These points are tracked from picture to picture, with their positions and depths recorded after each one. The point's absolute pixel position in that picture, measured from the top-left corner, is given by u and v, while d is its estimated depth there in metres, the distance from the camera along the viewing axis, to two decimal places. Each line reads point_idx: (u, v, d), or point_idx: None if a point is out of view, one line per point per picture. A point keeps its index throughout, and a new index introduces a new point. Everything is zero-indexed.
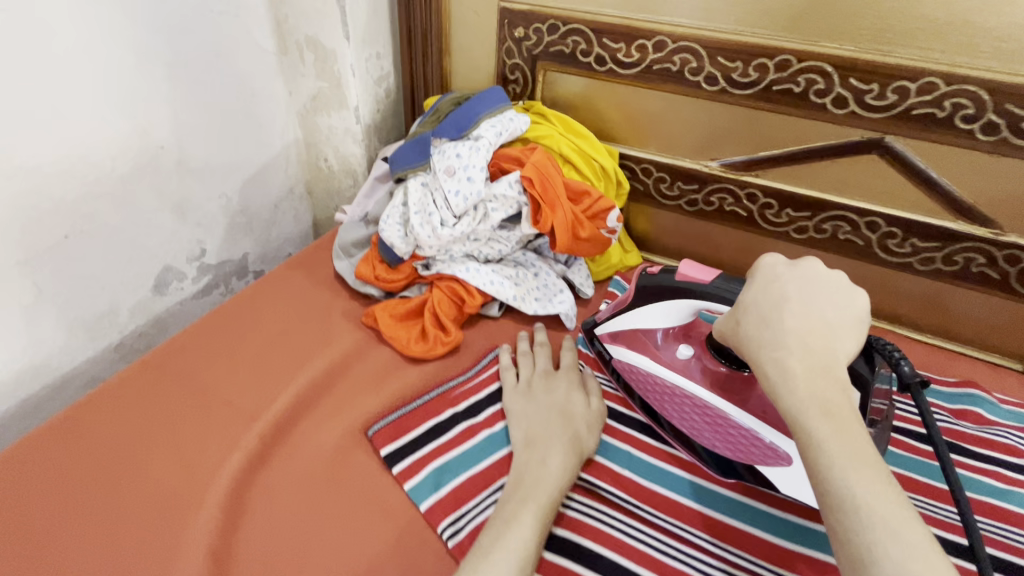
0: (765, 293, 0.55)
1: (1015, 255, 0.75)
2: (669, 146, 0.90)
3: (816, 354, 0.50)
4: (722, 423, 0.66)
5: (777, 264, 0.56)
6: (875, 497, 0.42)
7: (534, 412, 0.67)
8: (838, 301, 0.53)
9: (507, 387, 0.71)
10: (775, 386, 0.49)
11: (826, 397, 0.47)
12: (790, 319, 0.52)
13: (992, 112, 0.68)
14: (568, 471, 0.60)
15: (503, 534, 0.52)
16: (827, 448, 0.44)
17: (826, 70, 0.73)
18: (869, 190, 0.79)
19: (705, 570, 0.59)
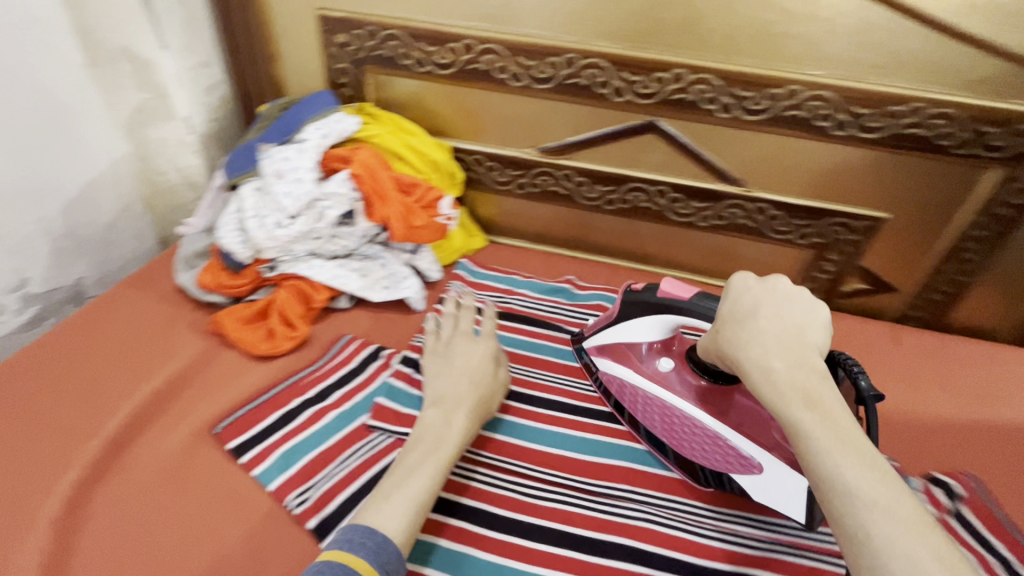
0: (738, 305, 0.57)
1: (762, 208, 0.93)
2: (494, 137, 1.01)
3: (797, 364, 0.51)
4: (693, 432, 0.70)
5: (746, 277, 0.58)
6: (883, 501, 0.43)
7: (469, 364, 0.71)
8: (808, 307, 0.56)
9: (427, 349, 0.76)
10: (765, 399, 0.51)
11: (805, 388, 0.49)
12: (767, 329, 0.54)
13: (725, 95, 0.84)
14: (469, 428, 0.65)
15: (402, 484, 0.56)
16: (828, 457, 0.45)
17: (602, 66, 0.87)
18: (653, 163, 0.95)
19: (528, 492, 0.70)
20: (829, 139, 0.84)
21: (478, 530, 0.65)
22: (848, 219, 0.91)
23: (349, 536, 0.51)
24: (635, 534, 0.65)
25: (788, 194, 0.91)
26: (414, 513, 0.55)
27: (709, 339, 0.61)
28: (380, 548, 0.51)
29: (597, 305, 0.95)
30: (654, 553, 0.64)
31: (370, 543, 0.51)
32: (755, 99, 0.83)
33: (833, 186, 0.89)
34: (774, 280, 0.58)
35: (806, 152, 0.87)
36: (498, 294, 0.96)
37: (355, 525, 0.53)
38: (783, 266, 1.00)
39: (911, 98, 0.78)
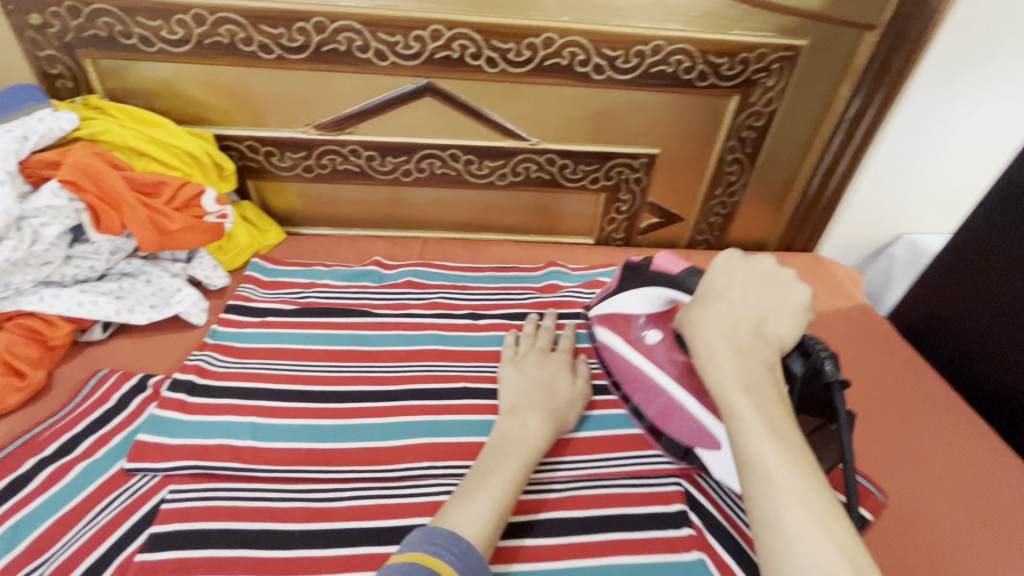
0: (712, 287, 0.56)
1: (552, 158, 0.95)
2: (264, 118, 0.91)
3: (743, 350, 0.51)
4: (677, 413, 0.65)
5: (732, 256, 0.56)
6: (798, 488, 0.42)
7: (543, 378, 0.70)
8: (779, 291, 0.54)
9: (505, 357, 0.74)
10: (709, 379, 0.51)
11: (748, 376, 0.49)
12: (725, 313, 0.53)
13: (487, 49, 0.83)
14: (547, 434, 0.63)
15: (484, 483, 0.54)
16: (751, 434, 0.45)
17: (356, 28, 0.81)
18: (438, 128, 0.92)
19: (328, 497, 0.60)
20: (593, 84, 0.87)
21: (263, 553, 0.54)
22: (628, 159, 0.96)
23: (434, 538, 0.47)
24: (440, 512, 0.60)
25: (571, 142, 0.94)
26: (497, 517, 0.52)
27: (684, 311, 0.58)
28: (466, 556, 0.46)
29: (406, 282, 0.90)
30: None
31: (456, 550, 0.47)
32: (516, 50, 0.83)
33: (609, 129, 0.93)
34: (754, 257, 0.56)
35: (576, 99, 0.89)
36: (297, 290, 0.88)
37: (438, 528, 0.48)
38: (586, 213, 1.04)
39: (650, 37, 0.82)
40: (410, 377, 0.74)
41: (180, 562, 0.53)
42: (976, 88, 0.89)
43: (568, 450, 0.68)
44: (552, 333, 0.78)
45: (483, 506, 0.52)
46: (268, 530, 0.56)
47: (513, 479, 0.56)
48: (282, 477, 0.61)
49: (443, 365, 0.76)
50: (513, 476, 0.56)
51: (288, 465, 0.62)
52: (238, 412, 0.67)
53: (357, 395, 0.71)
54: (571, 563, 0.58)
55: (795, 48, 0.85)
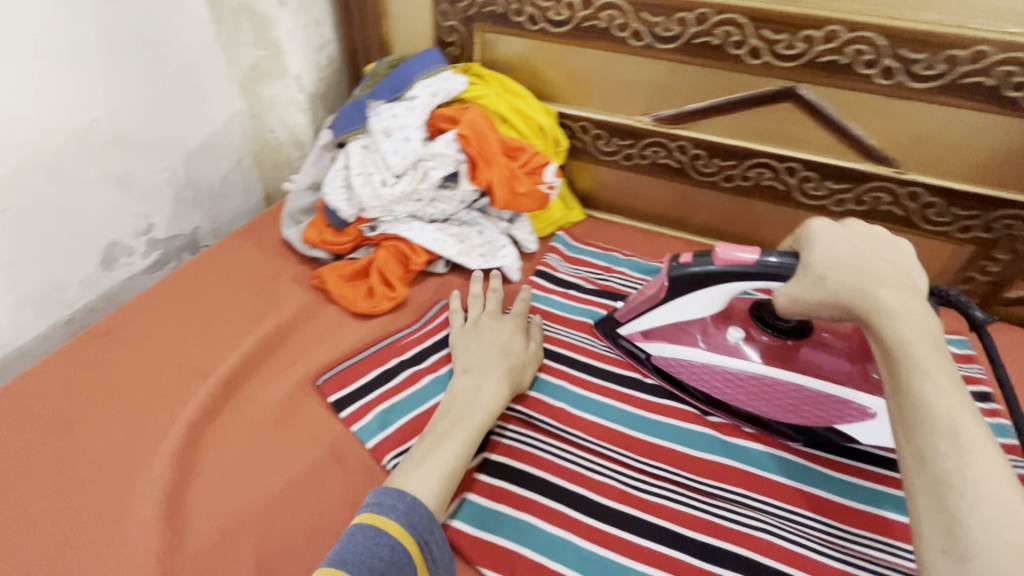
0: (834, 252, 0.56)
1: (916, 193, 0.80)
2: (605, 103, 0.94)
3: (907, 306, 0.50)
4: (784, 395, 0.66)
5: (829, 224, 0.59)
6: (979, 447, 0.41)
7: (503, 341, 0.71)
8: (907, 264, 0.56)
9: (456, 329, 0.74)
10: (880, 334, 0.50)
11: (926, 330, 0.48)
12: (865, 273, 0.53)
13: (889, 57, 0.72)
14: (501, 395, 0.64)
15: (434, 449, 0.57)
16: (933, 389, 0.44)
17: (740, 22, 0.77)
18: (784, 136, 0.84)
19: (628, 482, 0.63)
20: (1018, 114, 0.71)
21: (574, 513, 0.60)
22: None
23: (381, 498, 0.52)
24: (753, 546, 0.57)
25: (949, 178, 0.78)
26: (447, 478, 0.55)
27: (800, 284, 0.58)
28: (411, 511, 0.51)
29: None
30: (778, 572, 0.56)
31: (399, 507, 0.51)
32: (927, 62, 0.71)
33: (1014, 171, 0.75)
34: (871, 227, 0.60)
35: (982, 128, 0.73)
36: (597, 272, 0.90)
37: (387, 489, 0.53)
38: (933, 264, 0.86)
39: None
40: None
41: (514, 495, 0.61)
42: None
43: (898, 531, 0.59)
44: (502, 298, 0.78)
45: (433, 472, 0.55)
46: (582, 496, 0.61)
47: (461, 444, 0.58)
48: (587, 447, 0.66)
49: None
50: (466, 432, 0.59)
51: (593, 437, 0.67)
52: (549, 371, 0.74)
53: (655, 391, 0.72)
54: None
55: None
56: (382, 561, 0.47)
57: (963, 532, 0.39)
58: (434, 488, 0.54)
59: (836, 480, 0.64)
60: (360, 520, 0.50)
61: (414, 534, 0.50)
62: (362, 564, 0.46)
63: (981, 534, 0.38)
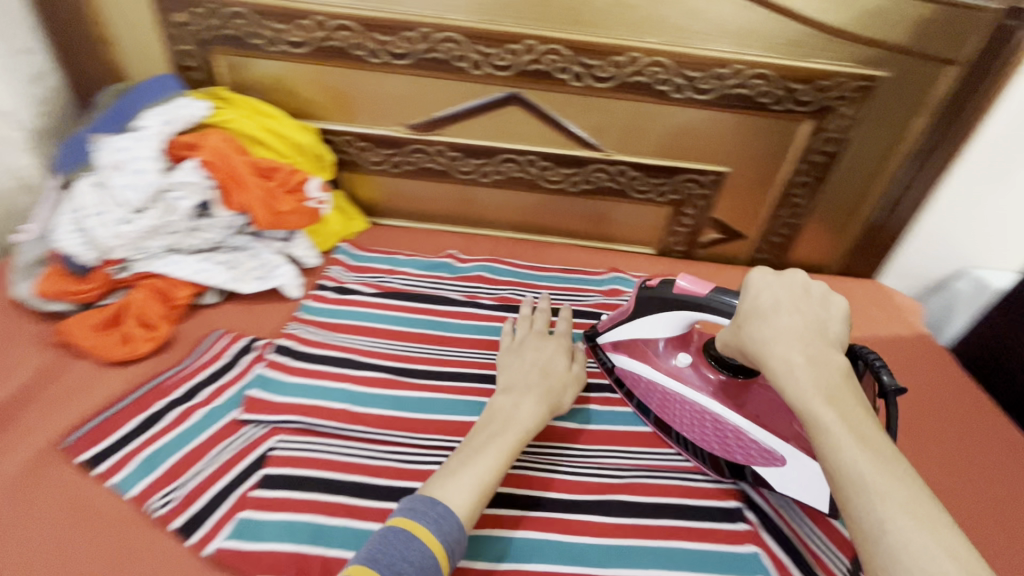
0: (759, 301, 0.57)
1: (624, 169, 1.00)
2: (366, 117, 1.00)
3: (818, 358, 0.52)
4: (712, 426, 0.69)
5: (766, 273, 0.59)
6: (895, 498, 0.42)
7: (542, 357, 0.74)
8: (821, 296, 0.57)
9: (502, 347, 0.78)
10: (785, 393, 0.51)
11: (828, 384, 0.50)
12: (785, 323, 0.54)
13: (575, 64, 0.89)
14: (540, 412, 0.66)
15: (472, 460, 0.58)
16: (845, 445, 0.45)
17: (457, 39, 0.88)
18: (519, 134, 0.99)
19: (411, 459, 0.67)
20: (670, 102, 0.92)
21: (354, 501, 0.61)
22: (696, 175, 1.00)
23: (414, 504, 0.53)
24: (509, 482, 0.68)
25: (643, 155, 0.99)
26: (480, 496, 0.56)
27: (731, 335, 0.61)
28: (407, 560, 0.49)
29: (478, 277, 0.97)
30: (528, 497, 0.67)
31: (430, 514, 0.52)
32: (602, 66, 0.89)
33: (681, 145, 0.97)
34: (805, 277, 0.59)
35: (652, 115, 0.94)
36: (379, 275, 0.96)
37: (417, 496, 0.54)
38: (650, 224, 1.08)
39: (731, 61, 0.87)
40: (478, 364, 0.81)
41: (284, 500, 0.61)
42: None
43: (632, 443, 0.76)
44: (548, 317, 0.82)
45: (469, 481, 0.56)
46: (356, 483, 0.63)
47: (499, 458, 0.59)
48: (370, 438, 0.68)
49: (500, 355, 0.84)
50: (511, 446, 0.61)
51: (376, 428, 0.69)
52: (333, 378, 0.75)
53: (438, 373, 0.78)
54: (634, 542, 0.65)
55: (873, 78, 0.87)
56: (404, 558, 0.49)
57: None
58: (466, 498, 0.55)
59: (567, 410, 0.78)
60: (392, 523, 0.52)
61: (443, 541, 0.51)
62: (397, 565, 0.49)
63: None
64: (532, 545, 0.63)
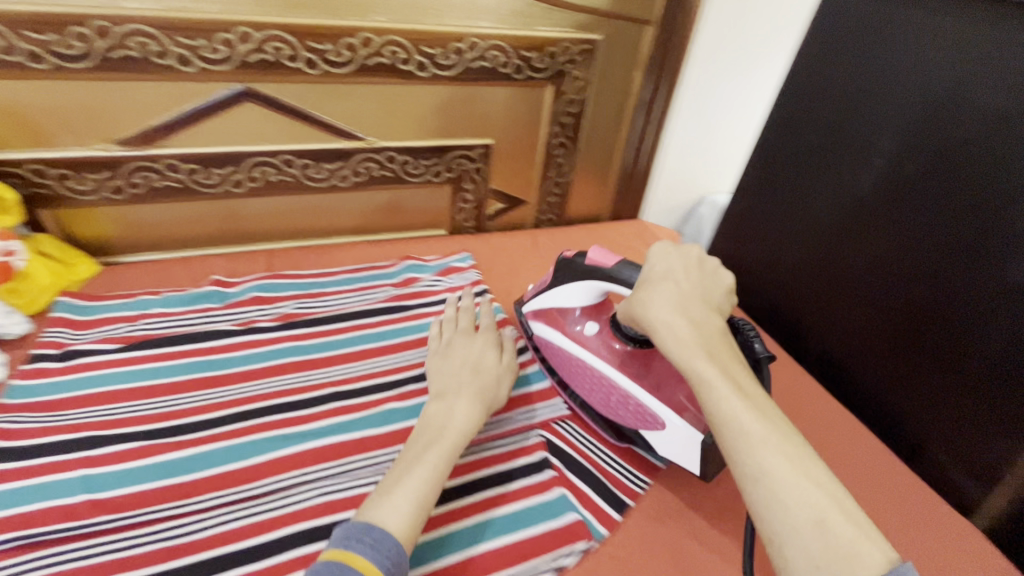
0: (654, 270, 0.61)
1: (392, 155, 0.97)
2: (58, 138, 0.80)
3: (699, 320, 0.56)
4: (615, 397, 0.69)
5: (665, 246, 0.63)
6: (772, 444, 0.45)
7: (473, 359, 0.70)
8: (709, 267, 0.62)
9: (431, 348, 0.74)
10: (672, 356, 0.54)
11: (708, 343, 0.53)
12: (669, 290, 0.58)
13: (304, 51, 0.82)
14: (475, 413, 0.63)
15: (401, 479, 0.54)
16: (722, 392, 0.49)
17: (149, 33, 0.74)
18: (264, 133, 0.88)
19: (180, 533, 0.57)
20: (417, 81, 0.90)
21: None
22: (464, 150, 1.01)
23: (348, 533, 0.48)
24: (309, 515, 0.60)
25: (408, 138, 0.96)
26: (416, 509, 0.52)
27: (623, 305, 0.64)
28: (380, 543, 0.48)
29: (251, 299, 0.86)
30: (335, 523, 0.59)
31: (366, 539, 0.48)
32: (335, 50, 0.83)
33: (443, 122, 0.97)
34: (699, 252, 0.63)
35: (405, 97, 0.92)
36: (122, 325, 0.79)
37: (350, 523, 0.50)
38: (435, 206, 1.08)
39: (464, 35, 0.88)
40: (248, 398, 0.71)
41: None
42: (745, 65, 1.07)
43: None
44: (472, 313, 0.76)
45: (404, 497, 0.52)
46: None
47: (433, 467, 0.56)
48: (123, 526, 0.57)
49: (287, 379, 0.75)
50: (443, 451, 0.58)
51: (121, 513, 0.58)
52: (65, 468, 0.61)
53: (212, 421, 0.68)
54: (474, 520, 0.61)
55: (592, 41, 0.96)
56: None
57: (789, 519, 0.41)
58: (407, 522, 0.51)
59: (381, 414, 0.71)
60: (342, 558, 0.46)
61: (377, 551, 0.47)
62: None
63: (805, 526, 0.41)
64: None
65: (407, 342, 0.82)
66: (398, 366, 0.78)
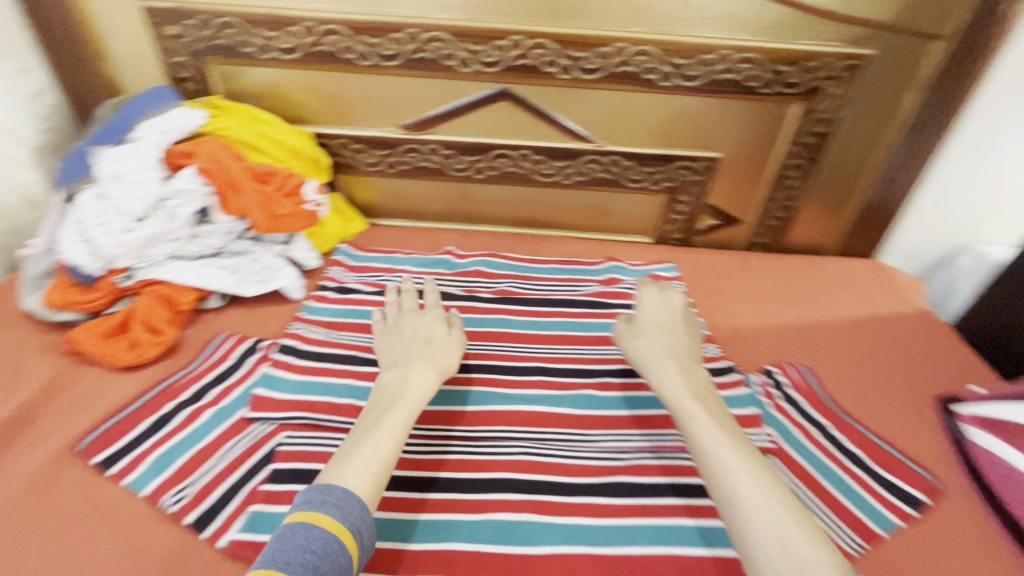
0: (648, 313, 0.73)
1: (616, 159, 1.00)
2: (357, 119, 1.01)
3: (689, 367, 0.66)
4: None
5: (652, 291, 0.76)
6: (745, 471, 0.53)
7: (669, 340, 0.69)
8: (692, 319, 0.74)
9: (624, 326, 0.75)
10: (666, 395, 0.63)
11: (697, 387, 0.63)
12: (660, 342, 0.69)
13: (562, 57, 0.90)
14: (428, 387, 0.66)
15: (365, 437, 0.58)
16: (704, 427, 0.58)
17: (445, 38, 0.89)
18: (512, 129, 0.99)
19: (409, 449, 0.68)
20: (658, 91, 0.92)
21: None
22: (688, 162, 1.00)
23: (311, 496, 0.51)
24: (514, 468, 0.67)
25: (636, 145, 0.99)
26: (380, 470, 0.55)
27: (653, 347, 0.69)
28: (342, 501, 0.51)
29: (476, 272, 0.97)
30: (536, 482, 0.65)
31: (330, 500, 0.51)
32: (589, 58, 0.89)
33: (673, 133, 0.97)
34: (671, 292, 0.76)
35: (641, 104, 0.94)
36: (379, 274, 0.96)
37: (315, 486, 0.53)
38: (647, 213, 1.09)
39: (716, 46, 0.87)
40: (467, 354, 0.81)
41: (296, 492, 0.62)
42: None
43: (644, 423, 0.73)
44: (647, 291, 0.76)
45: (364, 458, 0.56)
46: None
47: (392, 430, 0.59)
48: None
49: (500, 346, 0.83)
50: (425, 386, 0.65)
51: None
52: (335, 373, 0.76)
53: None
54: (682, 521, 0.63)
55: (861, 57, 0.87)
56: (314, 553, 0.47)
57: (761, 540, 0.49)
58: (370, 478, 0.54)
59: (580, 396, 0.76)
60: (312, 519, 0.49)
61: (348, 526, 0.50)
62: (291, 557, 0.46)
63: (768, 541, 0.48)
64: (505, 525, 0.61)
65: (601, 337, 0.86)
66: (596, 358, 0.82)
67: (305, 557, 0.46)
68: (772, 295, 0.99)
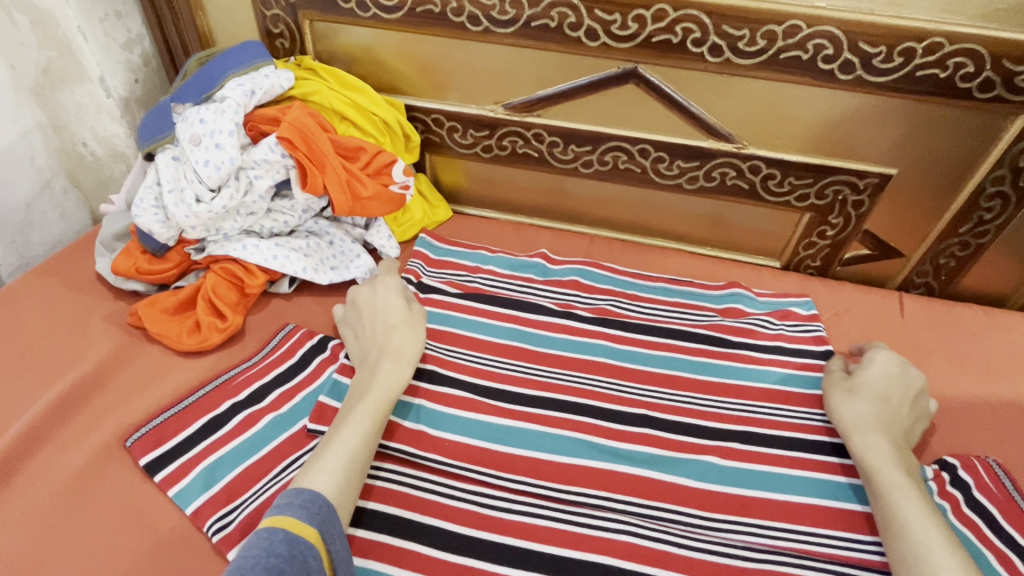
0: (874, 375, 0.64)
1: (757, 166, 0.83)
2: (455, 92, 0.89)
3: (899, 443, 0.58)
4: None
5: (890, 359, 0.65)
6: (955, 565, 0.47)
7: (886, 409, 0.61)
8: (923, 404, 0.64)
9: (836, 375, 0.67)
10: (864, 458, 0.57)
11: (908, 465, 0.56)
12: (872, 406, 0.61)
13: (715, 35, 0.73)
14: (405, 372, 0.61)
15: (330, 441, 0.53)
16: (908, 505, 0.52)
17: (573, 3, 0.74)
18: (635, 118, 0.84)
19: (486, 503, 0.58)
20: (833, 86, 0.73)
21: (432, 552, 0.55)
22: (851, 177, 0.81)
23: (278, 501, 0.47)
24: (614, 552, 0.55)
25: (787, 151, 0.81)
26: (349, 467, 0.52)
27: (869, 413, 0.60)
28: (311, 503, 0.47)
29: (573, 283, 0.84)
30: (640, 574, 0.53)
31: (296, 502, 0.46)
32: (749, 38, 0.72)
33: (838, 140, 0.78)
34: (916, 374, 0.65)
35: (805, 101, 0.76)
36: (462, 273, 0.85)
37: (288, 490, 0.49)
38: (781, 234, 0.90)
39: (926, 33, 0.67)
40: (560, 387, 0.68)
41: (361, 540, 0.55)
42: None
43: (777, 513, 0.58)
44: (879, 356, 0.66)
45: (337, 457, 0.52)
46: (434, 527, 0.56)
47: (367, 425, 0.55)
48: (448, 472, 0.61)
49: (600, 381, 0.69)
50: (397, 376, 0.60)
51: (447, 459, 0.61)
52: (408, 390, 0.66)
53: (524, 398, 0.67)
54: None
55: None
56: (279, 556, 0.41)
57: None
58: (336, 480, 0.50)
59: (700, 466, 0.62)
60: (276, 525, 0.44)
61: (317, 526, 0.45)
62: (257, 564, 0.40)
63: None
64: None
65: (727, 385, 0.70)
66: (719, 414, 0.66)
67: (273, 560, 0.40)
68: (938, 355, 0.79)
